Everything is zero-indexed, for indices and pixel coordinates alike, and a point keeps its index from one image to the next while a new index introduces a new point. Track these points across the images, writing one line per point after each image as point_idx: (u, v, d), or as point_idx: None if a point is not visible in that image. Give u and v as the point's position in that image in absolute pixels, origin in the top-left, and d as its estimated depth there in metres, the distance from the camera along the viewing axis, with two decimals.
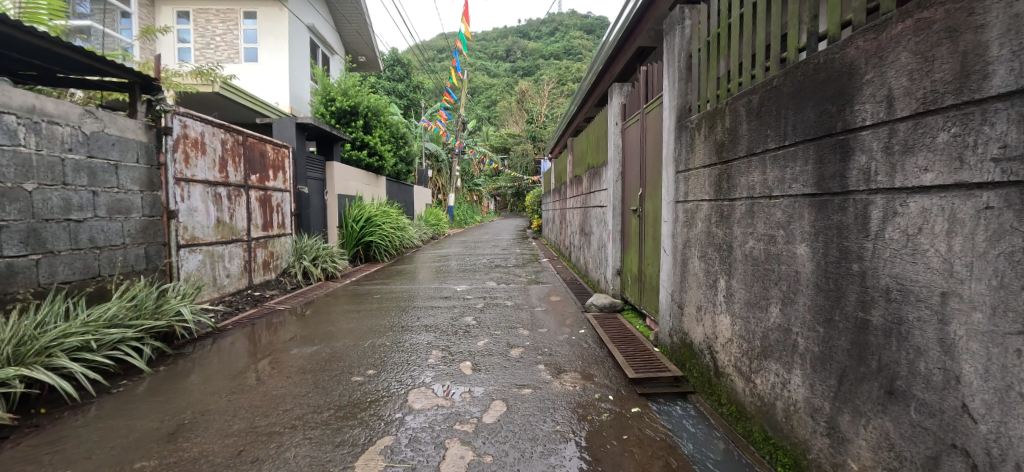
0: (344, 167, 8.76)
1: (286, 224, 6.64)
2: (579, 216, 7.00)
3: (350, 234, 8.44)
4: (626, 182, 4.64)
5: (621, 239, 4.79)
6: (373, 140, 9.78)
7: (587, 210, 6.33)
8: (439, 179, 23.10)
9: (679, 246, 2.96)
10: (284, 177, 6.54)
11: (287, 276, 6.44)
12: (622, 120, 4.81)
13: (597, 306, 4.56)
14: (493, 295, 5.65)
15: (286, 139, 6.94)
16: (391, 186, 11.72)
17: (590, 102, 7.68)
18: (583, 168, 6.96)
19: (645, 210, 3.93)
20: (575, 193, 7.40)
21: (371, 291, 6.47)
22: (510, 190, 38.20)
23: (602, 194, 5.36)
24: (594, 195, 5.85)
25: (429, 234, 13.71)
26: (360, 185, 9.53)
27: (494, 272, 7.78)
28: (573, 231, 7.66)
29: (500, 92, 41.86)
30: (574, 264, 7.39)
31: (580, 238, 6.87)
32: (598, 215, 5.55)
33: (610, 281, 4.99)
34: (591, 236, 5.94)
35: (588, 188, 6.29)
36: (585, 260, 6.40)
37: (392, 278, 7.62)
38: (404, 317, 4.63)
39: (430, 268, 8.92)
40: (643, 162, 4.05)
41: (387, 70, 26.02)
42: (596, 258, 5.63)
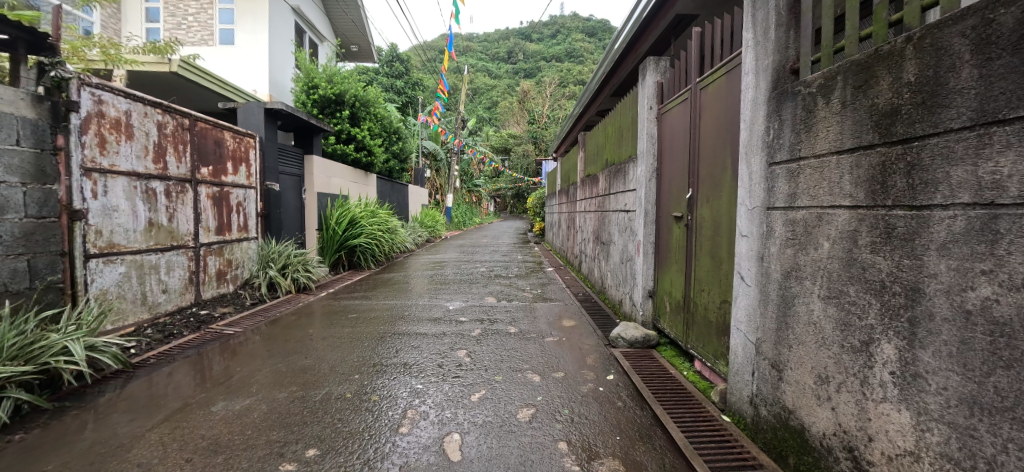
0: (327, 162, 7.72)
1: (250, 227, 5.61)
2: (594, 222, 5.99)
3: (331, 238, 7.39)
4: (665, 182, 3.62)
5: (656, 254, 3.78)
6: (361, 133, 8.72)
7: (606, 215, 5.32)
8: (436, 179, 22.05)
9: (773, 275, 1.98)
10: (247, 171, 5.52)
11: (248, 288, 5.41)
12: (658, 104, 3.78)
13: (627, 339, 3.54)
14: (493, 317, 4.62)
15: (252, 127, 5.90)
16: (382, 185, 10.67)
17: (607, 91, 6.64)
18: (600, 167, 5.93)
19: (699, 219, 2.92)
20: (588, 195, 6.38)
21: (350, 306, 5.44)
22: (509, 192, 37.28)
23: (627, 197, 4.35)
24: (615, 198, 4.84)
25: (422, 237, 12.64)
26: (345, 183, 8.47)
27: (495, 284, 6.76)
28: (585, 239, 6.64)
29: (501, 92, 40.85)
30: (587, 278, 6.36)
31: (595, 247, 5.86)
32: (621, 223, 4.53)
33: (639, 305, 3.97)
34: (611, 247, 4.93)
35: (606, 190, 5.29)
36: (602, 274, 5.38)
37: (377, 289, 6.59)
38: (379, 349, 3.60)
39: (423, 277, 7.86)
40: (694, 154, 3.03)
41: (384, 67, 25.07)
42: (619, 274, 4.60)
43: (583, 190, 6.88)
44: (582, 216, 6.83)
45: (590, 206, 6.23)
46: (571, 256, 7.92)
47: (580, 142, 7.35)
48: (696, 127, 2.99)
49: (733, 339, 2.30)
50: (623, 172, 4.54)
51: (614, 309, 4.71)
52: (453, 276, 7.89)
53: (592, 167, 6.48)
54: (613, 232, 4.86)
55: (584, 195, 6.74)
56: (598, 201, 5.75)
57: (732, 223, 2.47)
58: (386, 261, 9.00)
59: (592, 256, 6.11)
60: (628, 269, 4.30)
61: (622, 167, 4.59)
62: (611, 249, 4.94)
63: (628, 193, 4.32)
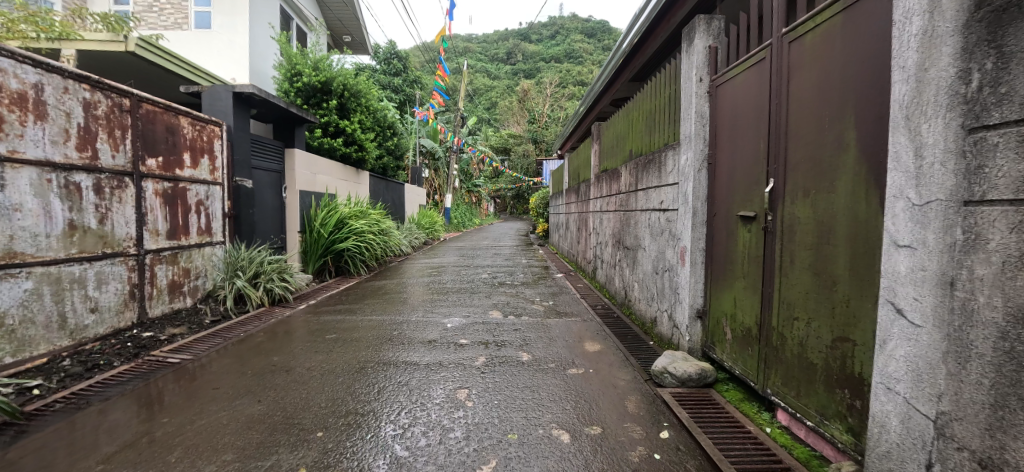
0: (312, 156, 6.86)
1: (216, 230, 4.78)
2: (614, 223, 5.18)
3: (316, 242, 6.56)
4: (722, 172, 2.82)
5: (709, 265, 2.97)
6: (351, 126, 7.87)
7: (631, 215, 4.50)
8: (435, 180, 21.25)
9: (988, 314, 1.17)
10: (211, 165, 4.72)
11: (211, 302, 4.57)
12: (711, 74, 2.98)
13: (678, 376, 2.71)
14: (501, 339, 3.81)
15: (218, 113, 5.04)
16: (375, 183, 9.84)
17: (626, 75, 5.82)
18: (622, 159, 5.10)
19: (789, 220, 2.12)
20: (606, 193, 5.55)
21: (333, 321, 4.63)
22: (509, 192, 36.51)
23: (664, 193, 3.54)
24: (645, 195, 4.04)
25: (419, 240, 11.78)
26: (333, 181, 7.64)
27: (500, 292, 5.95)
28: (601, 243, 5.83)
29: (501, 91, 40.08)
30: (604, 288, 5.55)
31: (616, 253, 5.04)
32: (656, 225, 3.72)
33: (685, 327, 3.15)
34: (640, 252, 4.12)
35: (630, 186, 4.49)
36: (627, 284, 4.57)
37: (368, 299, 5.77)
38: (357, 387, 2.79)
39: (420, 284, 7.04)
40: (779, 132, 2.23)
41: (382, 64, 24.31)
42: (653, 287, 3.79)
43: (599, 188, 6.06)
44: (598, 217, 6.00)
45: (609, 204, 5.42)
46: (583, 261, 7.10)
47: (595, 133, 6.52)
48: (780, 93, 2.19)
49: (881, 404, 1.50)
50: (656, 163, 3.75)
51: (647, 329, 3.90)
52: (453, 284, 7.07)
53: (611, 161, 5.66)
54: (643, 235, 4.05)
55: (600, 192, 5.93)
56: (620, 199, 4.92)
57: (867, 225, 1.66)
58: (377, 267, 8.18)
59: (610, 263, 5.31)
60: (665, 281, 3.49)
61: (655, 157, 3.78)
62: (640, 255, 4.13)
63: (665, 188, 3.51)
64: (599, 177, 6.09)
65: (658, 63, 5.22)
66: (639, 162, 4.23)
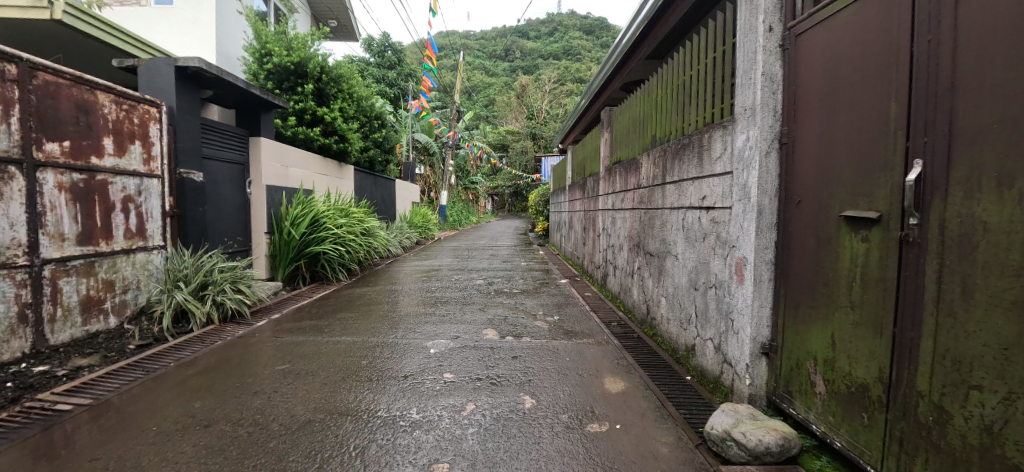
0: (284, 147, 6.01)
1: (153, 232, 3.92)
2: (631, 223, 4.35)
3: (287, 244, 5.72)
4: (806, 156, 2.01)
5: (785, 283, 2.16)
6: (331, 113, 6.98)
7: (655, 214, 3.69)
8: (430, 176, 20.41)
9: None
10: (146, 152, 3.83)
11: (144, 321, 3.74)
12: (786, 21, 2.16)
13: (751, 447, 1.88)
14: (496, 372, 2.99)
15: (157, 92, 4.17)
16: (360, 178, 9.00)
17: (642, 53, 5.02)
18: (645, 148, 4.24)
19: (963, 227, 1.34)
20: (621, 188, 4.72)
21: (294, 340, 3.80)
22: (508, 189, 35.72)
23: (709, 185, 2.72)
24: (676, 188, 3.20)
25: (410, 239, 10.95)
26: (311, 176, 6.80)
27: (497, 302, 5.13)
28: (614, 247, 5.00)
29: (499, 86, 39.14)
30: (619, 299, 4.73)
31: (634, 258, 4.22)
32: (695, 227, 2.89)
33: (743, 366, 2.35)
34: (671, 260, 3.30)
35: (654, 178, 3.66)
36: (650, 298, 3.76)
37: (344, 310, 4.94)
38: (294, 460, 1.98)
39: (407, 291, 6.22)
40: (932, 86, 1.43)
41: (376, 56, 23.46)
42: (690, 306, 2.98)
43: (609, 182, 5.24)
44: (610, 215, 5.18)
45: (624, 202, 4.60)
46: (590, 266, 6.27)
47: (606, 120, 5.67)
48: (937, 26, 1.40)
49: None
50: (694, 148, 2.92)
51: (681, 358, 3.08)
52: (444, 290, 6.24)
53: (629, 152, 4.80)
54: (676, 238, 3.22)
55: (611, 186, 5.10)
56: (639, 193, 4.09)
57: None
58: (361, 272, 7.33)
59: (626, 270, 4.49)
60: (711, 301, 2.67)
61: (692, 141, 2.96)
62: (671, 264, 3.31)
63: (711, 180, 2.69)
64: (611, 169, 5.23)
65: (684, 34, 4.39)
66: (668, 148, 3.40)
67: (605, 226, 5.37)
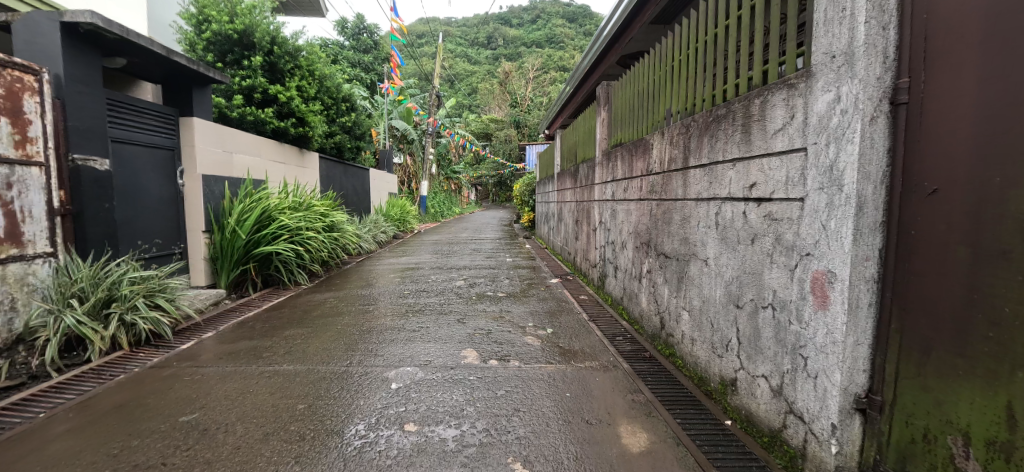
0: (226, 129, 5.14)
1: (32, 237, 3.04)
2: (636, 217, 3.63)
3: (231, 244, 4.84)
4: (948, 120, 1.33)
5: (900, 311, 1.46)
6: (286, 92, 6.06)
7: (671, 206, 2.96)
8: (409, 166, 19.47)
9: None
10: (18, 133, 2.95)
11: (19, 353, 2.88)
12: None
13: None
14: (474, 419, 2.25)
15: (40, 56, 3.28)
16: (327, 166, 8.11)
17: (643, 19, 4.27)
18: (654, 127, 3.50)
19: None
20: (623, 175, 3.99)
21: (220, 371, 3.00)
22: (491, 179, 34.90)
23: (760, 169, 2.00)
24: (705, 174, 2.48)
25: (385, 234, 10.11)
26: (263, 164, 5.94)
27: (479, 310, 4.38)
28: (613, 244, 4.29)
29: (481, 72, 38.03)
30: (621, 306, 4.03)
31: (641, 259, 3.52)
32: (736, 224, 2.18)
33: (826, 425, 1.65)
34: (696, 266, 2.59)
35: (671, 160, 2.93)
36: (665, 310, 3.06)
37: (296, 322, 4.14)
38: None
39: (375, 295, 5.42)
40: None
41: (352, 40, 22.30)
42: (728, 328, 2.28)
43: (607, 168, 4.50)
44: (608, 207, 4.45)
45: (627, 191, 3.88)
46: (584, 264, 5.56)
47: (603, 97, 4.90)
48: None
49: None
50: (736, 118, 2.19)
51: (715, 394, 2.39)
52: (418, 294, 5.47)
53: (632, 133, 4.06)
54: (704, 238, 2.50)
55: (610, 172, 4.37)
56: (648, 179, 3.36)
57: None
58: (326, 273, 6.49)
59: (630, 272, 3.79)
60: (764, 325, 1.97)
61: (732, 109, 2.23)
62: (696, 271, 2.60)
63: (764, 161, 1.97)
64: (610, 153, 4.49)
65: None
66: (691, 122, 2.67)
67: (602, 219, 4.65)
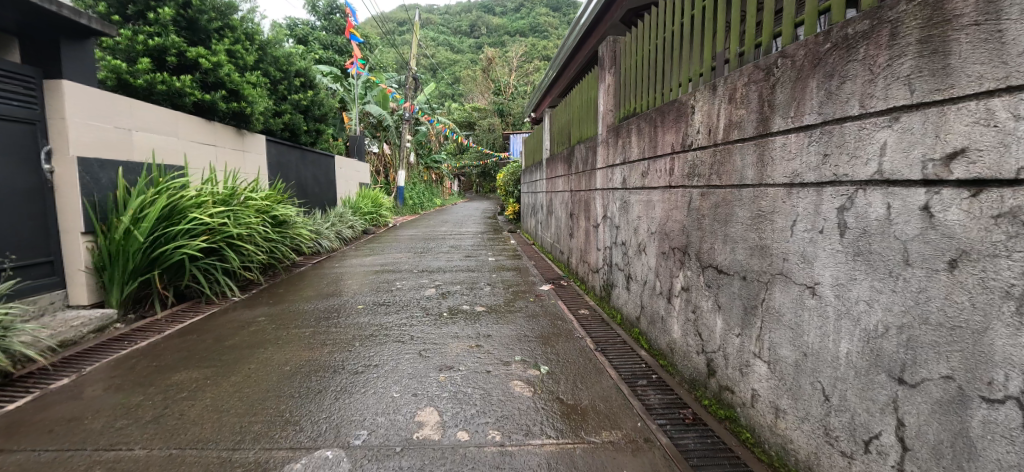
0: (118, 99, 4.00)
1: None
2: (661, 212, 2.62)
3: (126, 250, 3.72)
4: None
5: None
6: (211, 57, 4.90)
7: (727, 194, 1.95)
8: (386, 155, 18.18)
9: None
10: None
11: None
12: None
13: None
14: None
15: None
16: (278, 150, 6.91)
17: None
18: (686, 87, 2.49)
19: None
20: (639, 153, 2.96)
21: (31, 460, 1.92)
22: (474, 169, 33.73)
23: (985, 121, 0.99)
24: (812, 142, 1.47)
25: (352, 228, 8.96)
26: (181, 146, 4.79)
27: (449, 331, 3.34)
28: (622, 245, 3.28)
29: (463, 59, 36.54)
30: (638, 329, 3.03)
31: (669, 270, 2.51)
32: (900, 230, 1.17)
33: None
34: (784, 294, 1.60)
35: (730, 127, 1.91)
36: (713, 350, 2.07)
37: (199, 354, 3.05)
38: None
39: (322, 304, 4.32)
40: None
41: (323, 20, 20.78)
42: (869, 414, 1.28)
43: (613, 146, 3.47)
44: (615, 196, 3.42)
45: (645, 176, 2.86)
46: (581, 267, 4.55)
47: (603, 60, 3.87)
48: None
49: None
50: (902, 32, 1.17)
51: None
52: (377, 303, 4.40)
53: (649, 101, 3.04)
54: (805, 251, 1.50)
55: (619, 152, 3.34)
56: (683, 156, 2.34)
57: None
58: (271, 279, 5.36)
59: (651, 286, 2.78)
60: (990, 437, 0.98)
61: (887, 17, 1.21)
62: (784, 302, 1.61)
63: (1001, 103, 0.96)
64: (616, 127, 3.47)
65: None
66: (775, 61, 1.65)
67: (607, 212, 3.63)
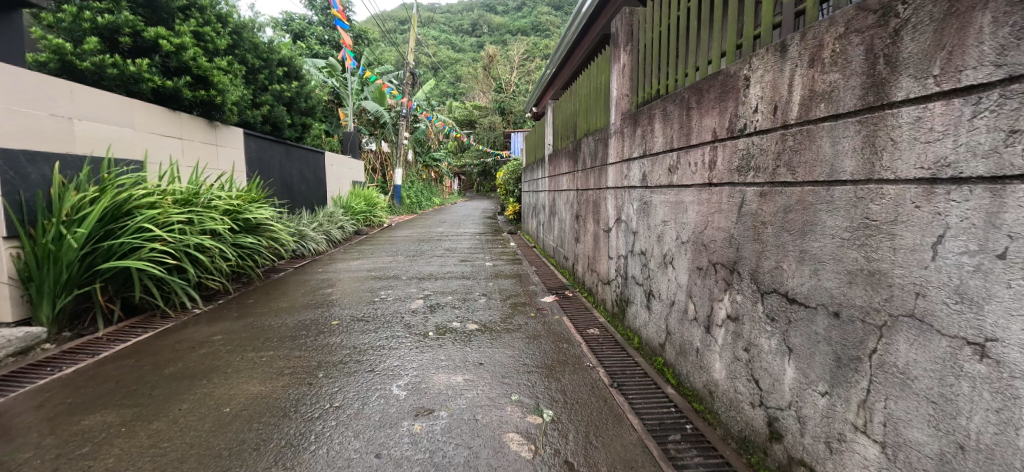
0: (55, 81, 3.45)
1: None
2: (696, 215, 2.06)
3: (59, 258, 3.17)
4: None
5: None
6: (173, 38, 4.36)
7: (805, 195, 1.40)
8: (383, 153, 17.64)
9: None
10: None
11: None
12: None
13: None
14: None
15: None
16: (258, 145, 6.35)
17: None
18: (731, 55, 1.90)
19: None
20: (663, 143, 2.41)
21: None
22: (475, 168, 33.20)
23: None
24: (984, 111, 0.92)
25: (341, 229, 8.41)
26: (138, 138, 4.24)
27: (435, 355, 2.79)
28: (642, 255, 2.72)
29: (464, 57, 35.98)
30: (661, 358, 2.48)
31: (709, 290, 1.96)
32: None
33: None
34: (922, 348, 1.05)
35: (812, 100, 1.37)
36: (779, 406, 1.52)
37: (129, 388, 2.50)
38: None
39: (292, 317, 3.77)
40: None
41: (320, 15, 20.26)
42: None
43: (628, 136, 2.92)
44: (632, 196, 2.87)
45: (673, 171, 2.30)
46: (589, 276, 4.00)
47: (615, 37, 3.31)
48: None
49: None
50: None
51: None
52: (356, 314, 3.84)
53: (675, 80, 2.47)
54: (964, 283, 0.96)
55: (636, 143, 2.79)
56: (731, 144, 1.79)
57: None
58: (245, 287, 4.80)
59: (680, 308, 2.23)
60: None
61: None
62: (919, 359, 1.06)
63: None
64: (632, 114, 2.91)
65: None
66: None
67: (621, 214, 3.07)
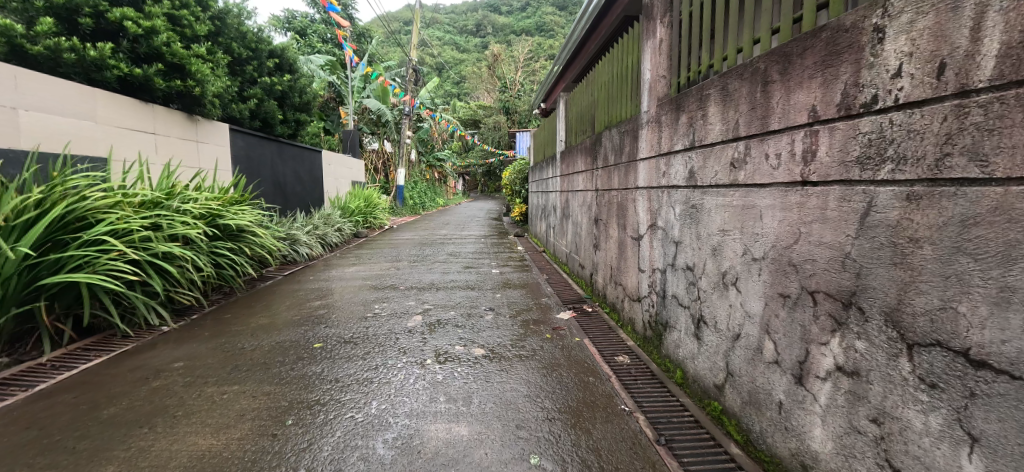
0: None
1: None
2: (778, 224, 1.54)
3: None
4: None
5: None
6: (142, 20, 3.89)
7: (1012, 195, 0.88)
8: (385, 152, 17.14)
9: None
10: None
11: None
12: None
13: None
14: None
15: None
16: (246, 141, 5.86)
17: None
18: (837, 5, 1.36)
19: None
20: (720, 131, 1.89)
21: None
22: (479, 168, 32.71)
23: None
24: None
25: (337, 232, 7.92)
26: (102, 132, 3.75)
27: (433, 392, 2.28)
28: (688, 270, 2.20)
29: (469, 57, 35.49)
30: (717, 402, 1.96)
31: (800, 327, 1.44)
32: None
33: None
34: None
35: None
36: None
37: (51, 439, 2.00)
38: None
39: (270, 337, 3.25)
40: None
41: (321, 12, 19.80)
42: None
43: (667, 125, 2.40)
44: (673, 198, 2.35)
45: (736, 166, 1.79)
46: (611, 289, 3.47)
47: (648, 9, 2.77)
48: None
49: None
50: None
51: None
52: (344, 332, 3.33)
53: (735, 52, 1.94)
54: None
55: (679, 132, 2.27)
56: (843, 126, 1.27)
57: None
58: (226, 298, 4.29)
59: (749, 344, 1.71)
60: None
61: None
62: None
63: None
64: (672, 98, 2.39)
65: None
66: None
67: (657, 220, 2.55)
